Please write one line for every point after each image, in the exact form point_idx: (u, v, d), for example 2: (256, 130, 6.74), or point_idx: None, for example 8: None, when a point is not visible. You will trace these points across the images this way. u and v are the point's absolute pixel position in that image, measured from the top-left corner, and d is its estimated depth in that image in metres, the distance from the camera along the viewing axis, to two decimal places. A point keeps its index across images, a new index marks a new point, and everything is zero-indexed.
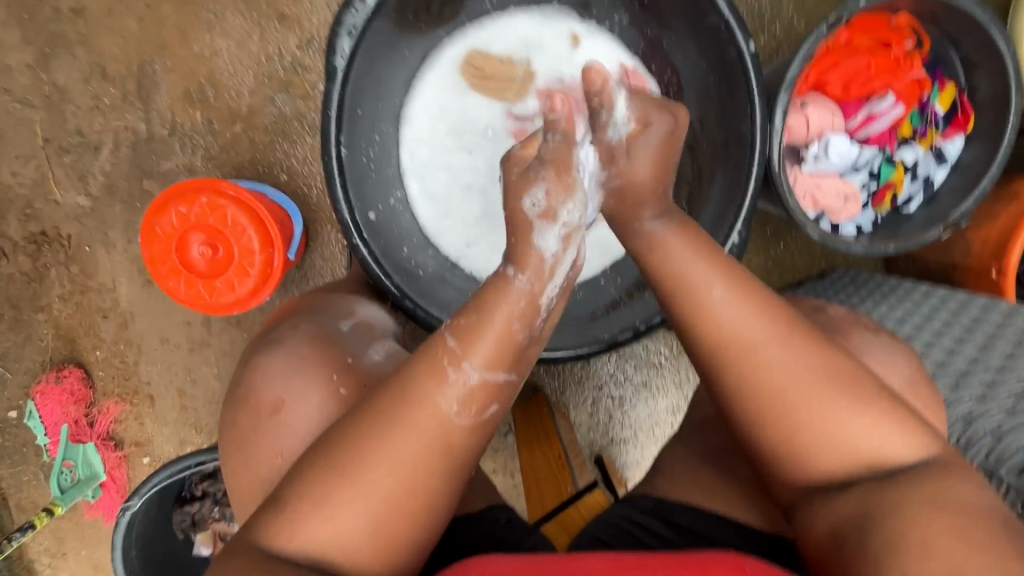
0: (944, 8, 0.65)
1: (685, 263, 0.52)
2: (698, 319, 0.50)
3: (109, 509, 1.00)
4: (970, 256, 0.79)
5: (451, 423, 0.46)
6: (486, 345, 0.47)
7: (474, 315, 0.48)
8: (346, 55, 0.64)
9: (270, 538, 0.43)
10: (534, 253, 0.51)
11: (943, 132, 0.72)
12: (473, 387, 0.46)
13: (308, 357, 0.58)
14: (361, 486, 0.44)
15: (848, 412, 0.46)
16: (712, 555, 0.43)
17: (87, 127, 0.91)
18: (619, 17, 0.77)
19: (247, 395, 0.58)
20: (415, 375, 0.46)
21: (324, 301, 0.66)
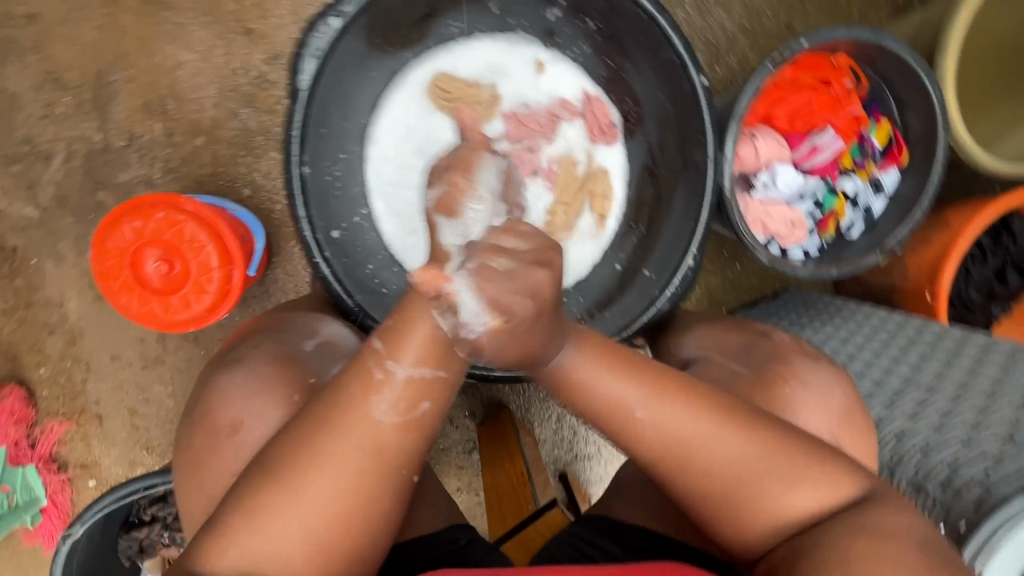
0: (878, 51, 0.70)
1: (603, 383, 0.47)
2: (624, 438, 0.48)
3: (49, 536, 0.96)
4: (908, 279, 0.85)
5: (378, 423, 0.44)
6: (413, 346, 0.43)
7: (399, 316, 0.44)
8: (309, 75, 0.64)
9: (208, 558, 0.44)
10: (441, 260, 0.41)
11: (879, 165, 0.78)
12: (403, 389, 0.44)
13: (267, 376, 0.58)
14: (298, 503, 0.44)
15: (785, 487, 0.47)
16: (640, 565, 0.46)
17: (38, 136, 0.88)
18: (582, 46, 0.80)
19: (205, 414, 0.57)
20: (345, 384, 0.45)
21: (283, 320, 0.65)
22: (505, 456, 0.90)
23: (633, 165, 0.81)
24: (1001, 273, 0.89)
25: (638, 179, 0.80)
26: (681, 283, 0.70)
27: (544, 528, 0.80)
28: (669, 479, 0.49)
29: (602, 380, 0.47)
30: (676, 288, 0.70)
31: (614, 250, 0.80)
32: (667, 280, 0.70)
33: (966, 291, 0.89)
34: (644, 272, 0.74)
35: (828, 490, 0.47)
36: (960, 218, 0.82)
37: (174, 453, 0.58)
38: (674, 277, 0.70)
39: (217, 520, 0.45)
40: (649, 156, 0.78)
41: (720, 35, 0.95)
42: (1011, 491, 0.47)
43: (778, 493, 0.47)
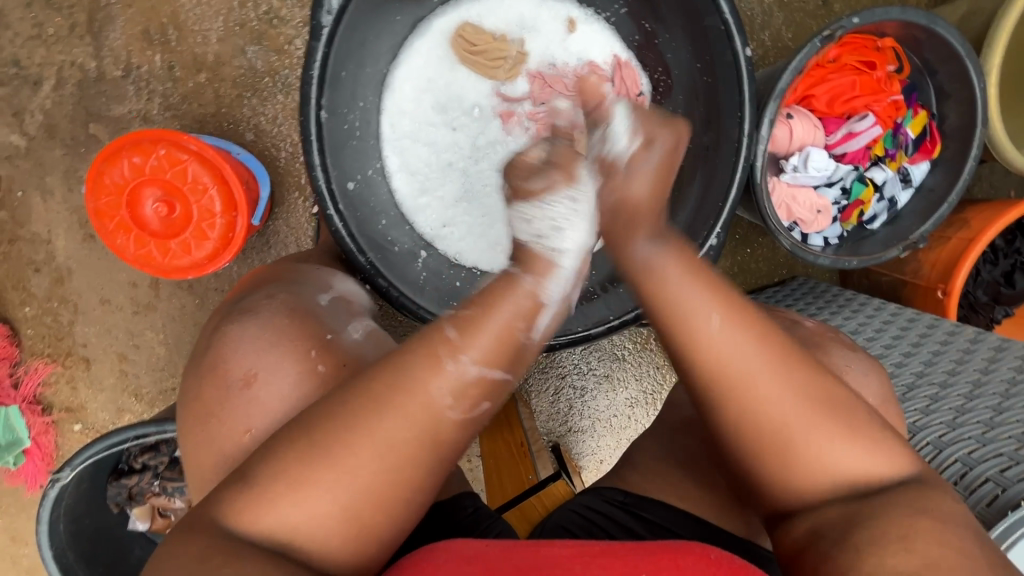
0: (927, 34, 0.67)
1: (714, 341, 0.47)
2: (687, 345, 0.47)
3: (32, 477, 0.94)
4: (920, 276, 0.85)
5: (442, 416, 0.43)
6: (486, 341, 0.44)
7: (482, 304, 0.45)
8: (333, 12, 0.59)
9: (234, 516, 0.41)
10: (545, 257, 0.47)
11: (910, 156, 0.75)
12: (470, 383, 0.43)
13: (282, 329, 0.55)
14: (349, 470, 0.41)
15: (834, 440, 0.46)
16: (678, 544, 0.42)
17: (26, 58, 0.82)
18: (617, 7, 0.75)
19: (214, 365, 0.55)
20: (410, 358, 0.44)
21: (296, 272, 0.63)
22: (505, 425, 0.90)
23: None
24: (1010, 275, 0.89)
25: None
26: None
27: (549, 499, 0.79)
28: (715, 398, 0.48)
29: (686, 287, 0.48)
30: None
31: None
32: None
33: (974, 291, 0.89)
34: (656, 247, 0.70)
35: (871, 467, 0.46)
36: (981, 219, 0.81)
37: (179, 403, 0.56)
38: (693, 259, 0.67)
39: (243, 483, 0.42)
40: None
41: (755, 7, 0.91)
42: None
43: (824, 454, 0.46)
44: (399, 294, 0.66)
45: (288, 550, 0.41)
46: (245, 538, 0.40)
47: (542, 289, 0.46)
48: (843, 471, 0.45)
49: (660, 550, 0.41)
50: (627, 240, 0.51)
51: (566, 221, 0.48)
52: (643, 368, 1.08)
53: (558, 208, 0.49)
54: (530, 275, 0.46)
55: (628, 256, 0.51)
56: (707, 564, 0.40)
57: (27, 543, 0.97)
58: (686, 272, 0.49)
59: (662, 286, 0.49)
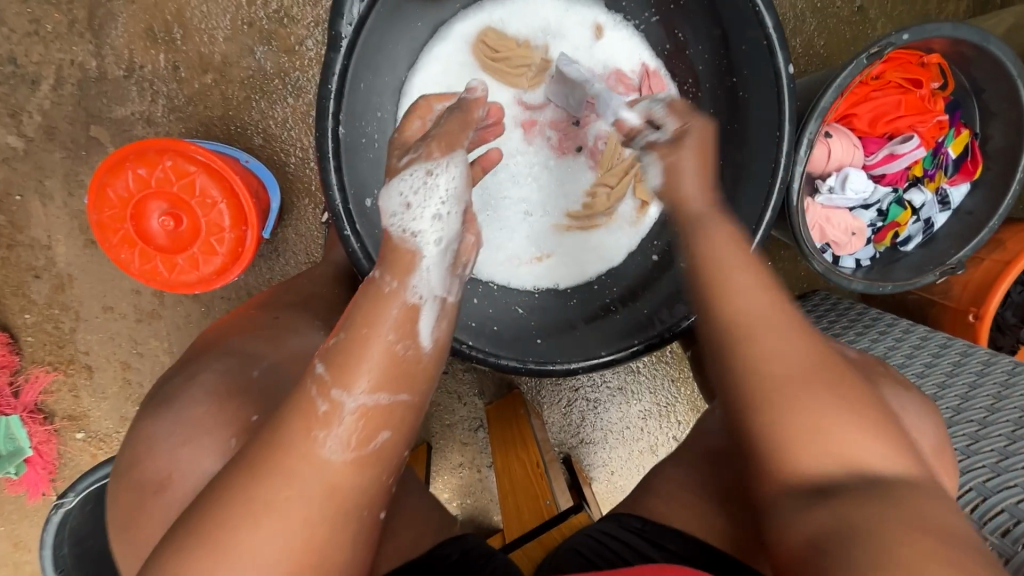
0: (977, 53, 0.64)
1: (764, 340, 0.45)
2: (723, 302, 0.47)
3: (33, 487, 0.92)
4: (950, 297, 0.82)
5: (327, 464, 0.39)
6: (367, 366, 0.41)
7: (347, 334, 0.42)
8: (354, 21, 0.55)
9: None
10: (408, 257, 0.45)
11: (950, 178, 0.72)
12: (355, 419, 0.40)
13: (201, 416, 0.50)
14: (235, 557, 0.37)
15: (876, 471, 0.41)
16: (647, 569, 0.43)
17: (24, 56, 0.78)
18: (647, 15, 0.71)
19: (132, 470, 0.50)
20: (288, 416, 0.41)
21: (238, 335, 0.58)
22: (518, 442, 0.88)
23: None
24: None
25: None
26: None
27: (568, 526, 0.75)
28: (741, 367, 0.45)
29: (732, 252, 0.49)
30: None
31: (651, 236, 0.76)
32: None
33: (1002, 312, 0.87)
34: (680, 264, 0.72)
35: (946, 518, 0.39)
36: (1016, 242, 0.79)
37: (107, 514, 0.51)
38: None
39: None
40: None
41: (787, 12, 0.87)
42: None
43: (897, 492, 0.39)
44: None
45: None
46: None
47: (404, 284, 0.44)
48: (884, 474, 0.41)
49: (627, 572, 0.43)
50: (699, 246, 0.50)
51: (417, 210, 0.46)
52: (657, 381, 1.07)
53: (411, 192, 0.47)
54: (391, 277, 0.44)
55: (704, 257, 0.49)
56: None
57: (31, 549, 0.96)
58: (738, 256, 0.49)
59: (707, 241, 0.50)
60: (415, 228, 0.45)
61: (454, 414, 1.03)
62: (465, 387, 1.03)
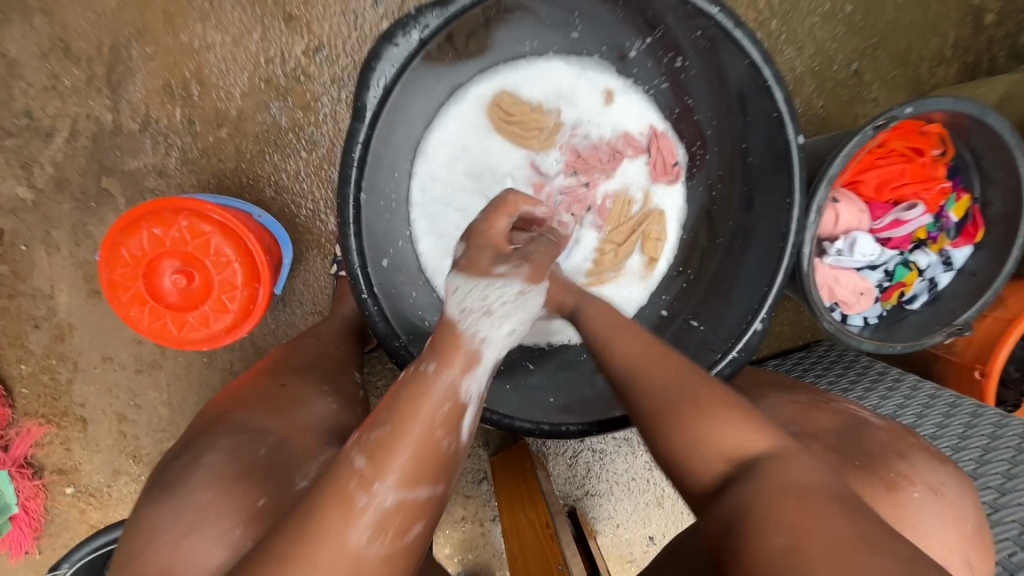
0: (976, 125, 0.66)
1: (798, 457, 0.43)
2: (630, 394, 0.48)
3: (18, 544, 0.89)
4: (954, 352, 0.84)
5: (364, 558, 0.37)
6: (402, 463, 0.39)
7: (392, 425, 0.39)
8: (381, 90, 0.56)
9: None
10: (466, 346, 0.44)
11: (951, 240, 0.74)
12: (388, 513, 0.38)
13: (210, 503, 0.47)
14: None
15: None
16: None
17: (39, 109, 0.77)
18: (657, 82, 0.73)
19: (137, 556, 0.47)
20: (321, 500, 0.38)
21: (246, 409, 0.55)
22: (528, 500, 0.85)
23: (691, 207, 0.77)
24: None
25: (694, 223, 0.77)
26: (745, 348, 0.65)
27: None
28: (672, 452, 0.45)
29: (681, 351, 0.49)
30: (739, 354, 0.66)
31: (659, 291, 0.78)
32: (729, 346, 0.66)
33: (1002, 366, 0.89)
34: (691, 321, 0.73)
35: None
36: (1016, 298, 0.81)
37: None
38: (737, 343, 0.65)
39: None
40: (708, 199, 0.75)
41: (787, 74, 0.90)
42: None
43: None
44: None
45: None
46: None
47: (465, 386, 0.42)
48: None
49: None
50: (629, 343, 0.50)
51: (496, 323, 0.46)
52: None
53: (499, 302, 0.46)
54: (445, 368, 0.42)
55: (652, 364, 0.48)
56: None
57: None
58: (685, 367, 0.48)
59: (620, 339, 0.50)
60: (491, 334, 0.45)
61: None
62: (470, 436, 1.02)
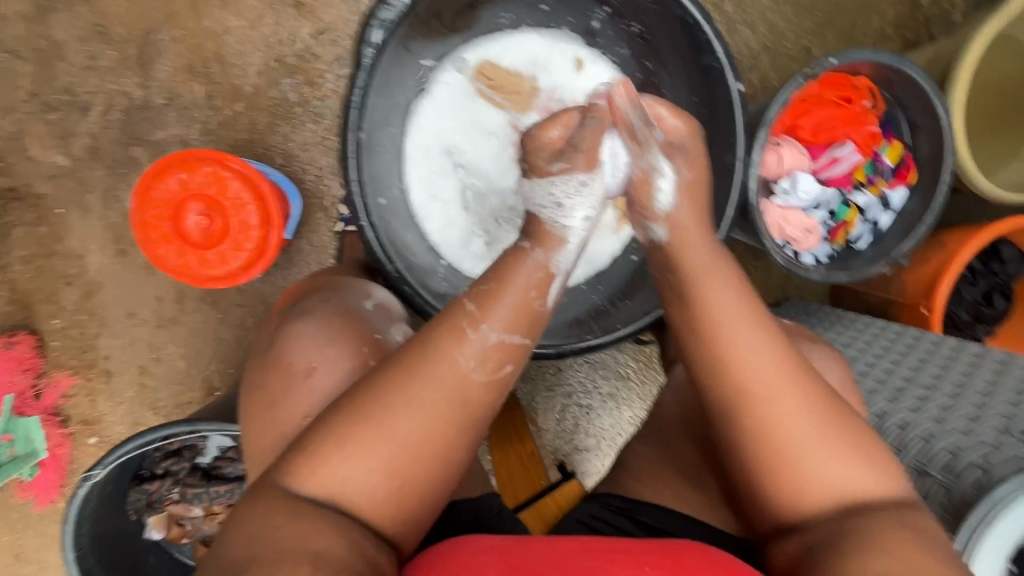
0: (896, 74, 0.76)
1: (724, 337, 0.53)
2: (715, 345, 0.53)
3: (44, 490, 0.95)
4: (904, 294, 0.90)
5: (468, 380, 0.48)
6: (504, 311, 0.51)
7: (497, 282, 0.52)
8: (375, 46, 0.66)
9: (297, 481, 0.45)
10: (552, 237, 0.57)
11: (889, 182, 0.83)
12: (489, 348, 0.49)
13: (336, 327, 0.59)
14: (384, 428, 0.46)
15: (828, 459, 0.50)
16: (681, 545, 0.48)
17: (79, 86, 0.88)
18: (620, 50, 0.83)
19: (275, 358, 0.59)
20: (434, 332, 0.50)
21: (341, 281, 0.67)
22: (514, 432, 0.92)
23: None
24: (989, 296, 0.95)
25: None
26: None
27: (563, 498, 0.83)
28: (731, 402, 0.52)
29: (699, 250, 0.58)
30: None
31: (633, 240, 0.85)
32: None
33: (956, 311, 0.95)
34: None
35: (858, 486, 0.49)
36: (955, 242, 0.88)
37: (240, 395, 0.59)
38: None
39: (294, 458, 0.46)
40: None
41: (744, 51, 1.00)
42: (1010, 472, 0.51)
43: (819, 469, 0.50)
44: (424, 300, 0.70)
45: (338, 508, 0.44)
46: (309, 497, 0.44)
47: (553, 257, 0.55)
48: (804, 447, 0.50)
49: (666, 550, 0.47)
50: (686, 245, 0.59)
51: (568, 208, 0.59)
52: (646, 388, 1.12)
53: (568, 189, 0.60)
54: (540, 250, 0.55)
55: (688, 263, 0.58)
56: (708, 561, 0.46)
57: (36, 556, 0.98)
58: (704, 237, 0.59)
59: (705, 296, 0.55)
60: (571, 221, 0.58)
61: None
62: None
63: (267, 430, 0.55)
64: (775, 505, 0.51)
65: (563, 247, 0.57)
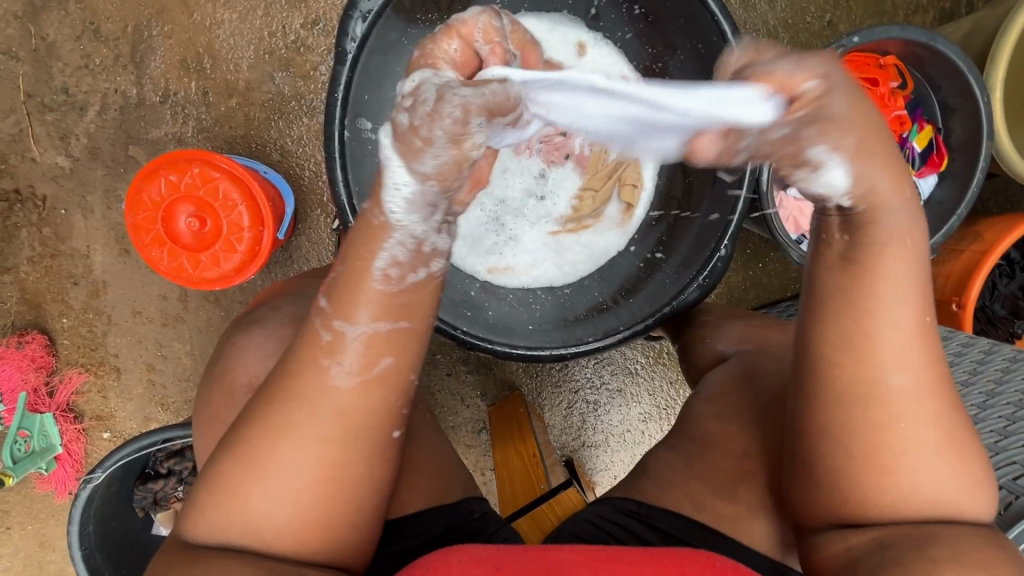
0: (928, 51, 0.69)
1: (884, 271, 0.42)
2: (856, 338, 0.43)
3: (61, 484, 0.97)
4: (934, 289, 0.83)
5: (335, 390, 0.42)
6: (362, 298, 0.42)
7: (345, 267, 0.42)
8: (357, 39, 0.65)
9: (193, 526, 0.44)
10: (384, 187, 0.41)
11: (918, 170, 0.76)
12: (359, 347, 0.42)
13: (282, 339, 0.58)
14: (266, 468, 0.42)
15: (951, 476, 0.43)
16: (682, 551, 0.42)
17: (74, 86, 0.88)
18: (622, 34, 0.78)
19: (223, 376, 0.58)
20: (298, 346, 0.44)
21: (305, 287, 0.67)
22: (517, 437, 0.92)
23: None
24: None
25: (669, 171, 0.77)
26: (710, 276, 0.68)
27: (559, 508, 0.81)
28: (848, 392, 0.43)
29: (895, 211, 0.42)
30: (705, 280, 0.69)
31: (638, 240, 0.78)
32: (696, 273, 0.69)
33: (990, 305, 0.87)
34: (653, 253, 0.76)
35: (961, 504, 0.43)
36: (994, 232, 0.80)
37: (195, 412, 0.59)
38: (703, 270, 0.69)
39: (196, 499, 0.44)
40: None
41: (761, 28, 0.93)
42: None
43: (942, 471, 0.43)
44: None
45: (233, 545, 0.43)
46: (206, 543, 0.43)
47: (383, 208, 0.41)
48: (936, 479, 0.43)
49: (663, 557, 0.41)
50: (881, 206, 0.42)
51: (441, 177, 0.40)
52: (656, 383, 1.03)
53: (473, 135, 0.39)
54: (375, 210, 0.42)
55: (877, 221, 0.42)
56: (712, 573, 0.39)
57: (55, 548, 0.99)
58: (903, 250, 0.42)
59: (872, 272, 0.42)
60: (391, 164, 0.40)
61: (458, 416, 1.01)
62: (469, 388, 1.02)
63: (214, 436, 0.56)
64: (822, 491, 0.45)
65: (391, 235, 0.42)
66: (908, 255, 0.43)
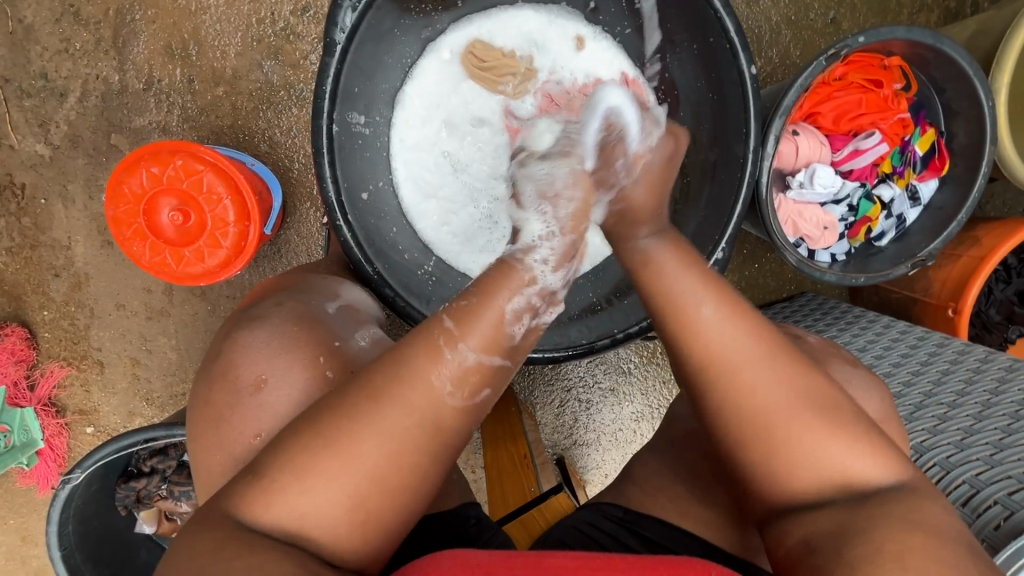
0: (933, 52, 0.67)
1: (674, 278, 0.51)
2: (692, 341, 0.48)
3: (44, 478, 0.95)
4: (930, 294, 0.82)
5: (443, 403, 0.44)
6: (485, 329, 0.45)
7: (478, 297, 0.46)
8: (346, 29, 0.62)
9: (251, 509, 0.41)
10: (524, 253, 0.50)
11: (918, 174, 0.76)
12: (468, 370, 0.45)
13: (289, 337, 0.57)
14: (356, 462, 0.42)
15: (833, 445, 0.46)
16: (680, 559, 0.41)
17: (54, 71, 0.85)
18: (622, 29, 0.75)
19: (224, 370, 0.56)
20: (411, 349, 0.44)
21: (307, 282, 0.65)
22: (508, 437, 0.91)
23: None
24: None
25: None
26: None
27: (549, 512, 0.80)
28: (710, 379, 0.48)
29: (680, 276, 0.51)
30: None
31: None
32: None
33: (986, 310, 0.87)
34: None
35: (858, 467, 0.45)
36: (993, 237, 0.79)
37: (190, 407, 0.58)
38: None
39: (256, 480, 0.42)
40: None
41: (764, 24, 0.91)
42: None
43: (827, 445, 0.46)
44: (406, 303, 0.67)
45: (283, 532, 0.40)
46: (265, 533, 0.40)
47: (528, 264, 0.49)
48: (829, 456, 0.45)
49: (660, 564, 0.40)
50: (669, 271, 0.51)
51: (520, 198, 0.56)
52: (649, 382, 1.02)
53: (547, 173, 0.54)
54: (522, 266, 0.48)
55: (670, 290, 0.50)
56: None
57: (37, 543, 0.98)
58: (684, 266, 0.51)
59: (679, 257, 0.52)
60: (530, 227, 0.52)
61: None
62: None
63: (201, 439, 0.55)
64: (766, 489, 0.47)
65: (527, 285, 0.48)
66: (697, 269, 0.51)
